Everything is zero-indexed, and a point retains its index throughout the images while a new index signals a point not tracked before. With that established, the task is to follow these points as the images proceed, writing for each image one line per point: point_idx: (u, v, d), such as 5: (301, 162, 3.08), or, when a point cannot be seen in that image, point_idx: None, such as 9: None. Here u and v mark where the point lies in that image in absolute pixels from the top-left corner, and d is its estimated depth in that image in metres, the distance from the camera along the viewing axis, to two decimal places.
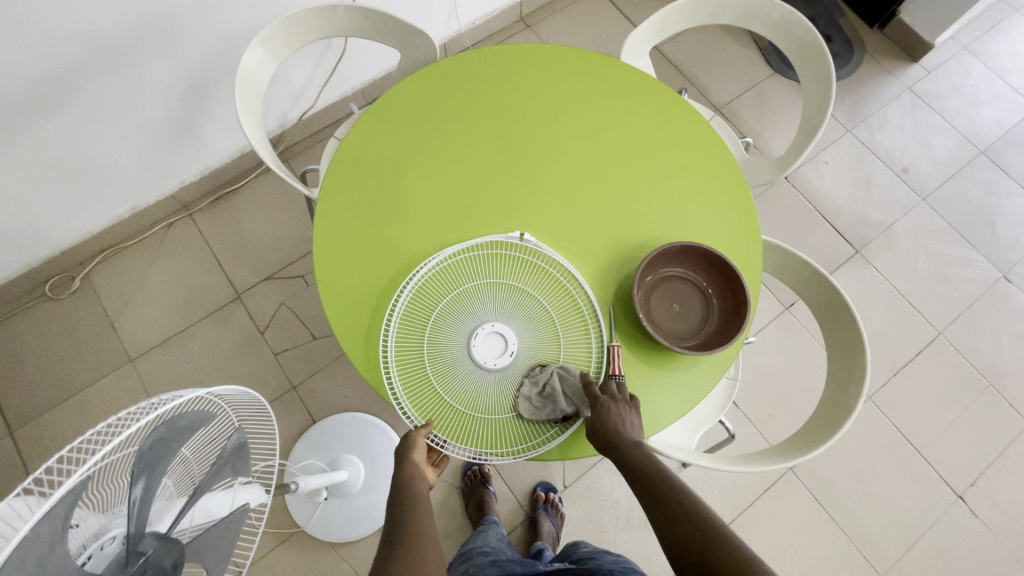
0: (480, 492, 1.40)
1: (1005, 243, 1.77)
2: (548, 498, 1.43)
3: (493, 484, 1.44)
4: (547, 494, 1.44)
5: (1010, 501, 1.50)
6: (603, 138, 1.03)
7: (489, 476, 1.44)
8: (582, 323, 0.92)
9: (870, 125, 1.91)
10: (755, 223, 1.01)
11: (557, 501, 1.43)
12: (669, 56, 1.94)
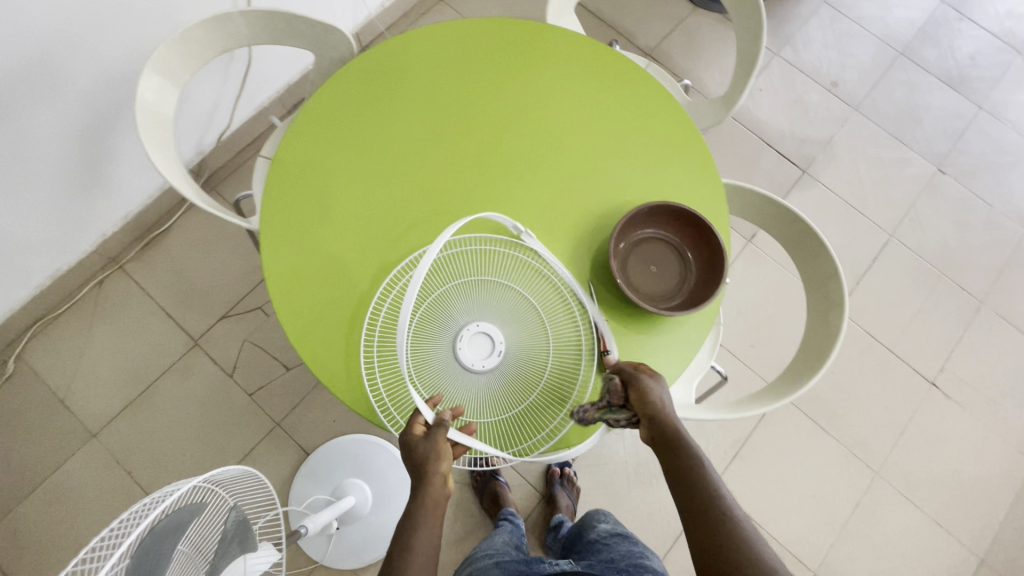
0: (492, 485, 1.39)
1: (935, 138, 1.85)
2: (564, 473, 1.43)
3: (503, 474, 1.44)
4: (564, 469, 1.44)
5: (976, 377, 1.61)
6: (553, 110, 0.99)
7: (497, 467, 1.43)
8: (565, 306, 0.90)
9: (795, 45, 1.93)
10: (716, 177, 0.99)
11: (573, 475, 1.43)
12: (590, 7, 1.88)
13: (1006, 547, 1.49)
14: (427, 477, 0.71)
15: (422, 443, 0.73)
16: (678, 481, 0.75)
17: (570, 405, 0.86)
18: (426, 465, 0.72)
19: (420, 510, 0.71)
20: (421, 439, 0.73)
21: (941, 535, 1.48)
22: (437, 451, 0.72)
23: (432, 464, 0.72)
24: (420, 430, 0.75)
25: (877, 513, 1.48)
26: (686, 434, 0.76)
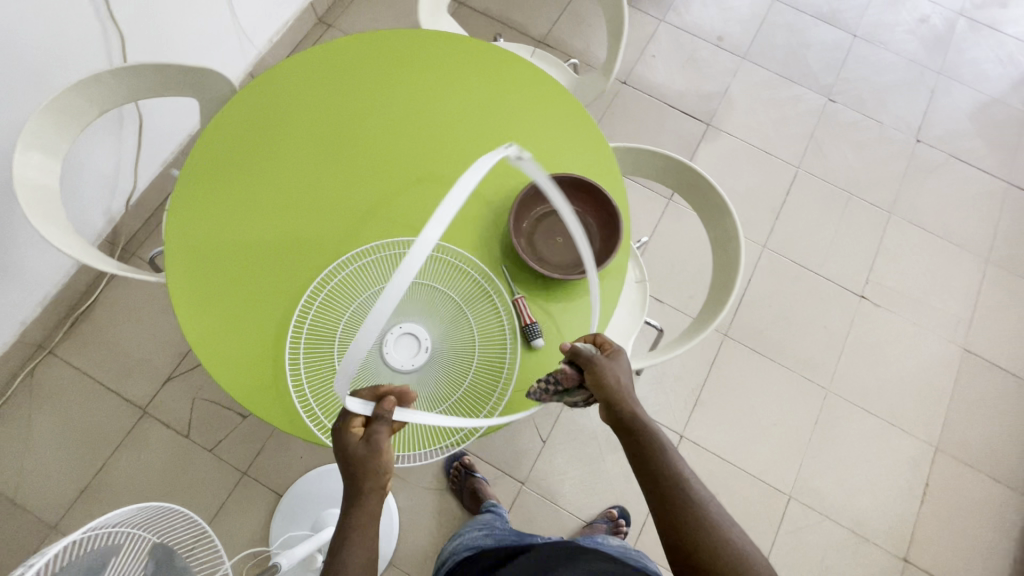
0: (470, 483, 1.41)
1: (820, 71, 1.97)
2: (617, 519, 1.43)
3: (479, 471, 1.45)
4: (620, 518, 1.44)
5: (899, 282, 1.72)
6: (440, 110, 1.02)
7: (471, 465, 1.44)
8: (481, 292, 0.93)
9: (677, 8, 2.03)
10: (606, 146, 1.04)
11: (622, 522, 1.42)
12: (477, 8, 1.94)
13: (957, 431, 1.58)
14: (366, 477, 0.72)
15: (363, 441, 0.73)
16: (639, 458, 0.77)
17: (503, 388, 0.88)
18: (365, 465, 0.72)
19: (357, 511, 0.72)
20: (362, 438, 0.73)
21: (897, 434, 1.57)
22: (377, 456, 0.72)
23: (370, 465, 0.72)
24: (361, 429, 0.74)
25: (836, 427, 1.56)
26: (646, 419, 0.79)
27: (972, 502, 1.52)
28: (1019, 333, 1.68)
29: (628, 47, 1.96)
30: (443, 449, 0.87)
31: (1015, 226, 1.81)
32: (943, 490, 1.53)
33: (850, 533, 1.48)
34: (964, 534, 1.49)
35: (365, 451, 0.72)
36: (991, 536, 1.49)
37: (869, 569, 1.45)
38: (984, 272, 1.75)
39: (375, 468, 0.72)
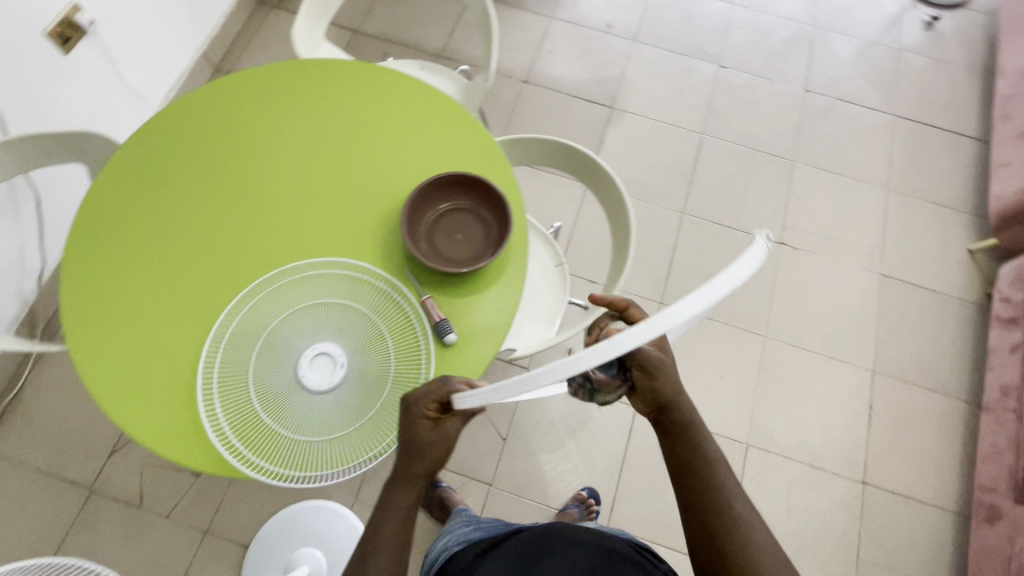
0: (437, 494, 1.41)
1: (707, 40, 2.08)
2: (586, 498, 1.45)
3: (445, 480, 1.46)
4: (589, 497, 1.45)
5: (813, 223, 1.81)
6: (323, 131, 1.04)
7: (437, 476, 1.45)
8: (389, 298, 0.94)
9: (565, 4, 2.11)
10: (491, 139, 1.07)
11: (594, 504, 1.44)
12: (373, 34, 1.99)
13: (890, 352, 1.67)
14: (417, 460, 0.77)
15: (434, 424, 0.76)
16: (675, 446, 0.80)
17: None
18: (428, 452, 0.77)
19: (405, 483, 0.79)
20: (436, 425, 0.76)
21: (835, 366, 1.64)
22: (436, 441, 0.77)
23: (432, 453, 0.77)
24: (432, 414, 0.76)
25: (778, 370, 1.63)
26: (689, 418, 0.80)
27: (915, 416, 1.60)
28: (928, 252, 1.79)
29: (524, 48, 2.03)
30: (366, 463, 0.84)
31: (908, 154, 1.93)
32: (886, 409, 1.60)
33: (809, 468, 1.53)
34: (914, 447, 1.57)
35: (435, 442, 0.77)
36: (938, 445, 1.57)
37: (831, 498, 1.51)
38: (887, 201, 1.86)
39: (435, 456, 0.78)
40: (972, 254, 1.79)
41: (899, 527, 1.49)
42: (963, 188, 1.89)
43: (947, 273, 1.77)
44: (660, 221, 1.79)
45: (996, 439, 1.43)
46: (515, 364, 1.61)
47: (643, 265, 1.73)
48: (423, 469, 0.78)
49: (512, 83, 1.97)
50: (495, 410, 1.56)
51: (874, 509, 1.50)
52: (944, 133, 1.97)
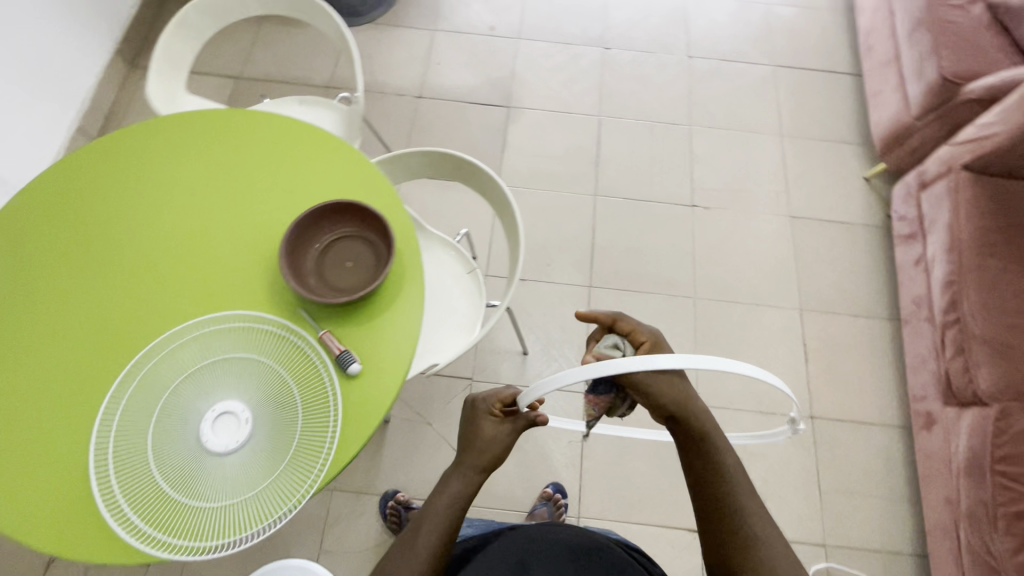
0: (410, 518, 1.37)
1: (587, 26, 2.13)
2: (553, 495, 1.44)
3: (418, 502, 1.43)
4: (556, 492, 1.45)
5: (719, 181, 1.88)
6: (196, 186, 1.03)
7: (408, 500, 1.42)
8: (286, 341, 0.91)
9: (445, 15, 2.13)
10: (366, 159, 1.06)
11: (562, 500, 1.44)
12: (256, 76, 1.95)
13: (812, 287, 1.74)
14: (474, 451, 0.84)
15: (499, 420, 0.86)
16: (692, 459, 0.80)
17: (335, 424, 0.85)
18: (491, 449, 0.84)
19: (455, 477, 0.84)
20: (500, 423, 0.86)
21: (765, 311, 1.70)
22: (495, 440, 0.85)
23: (493, 449, 0.85)
24: (497, 412, 0.87)
25: (713, 327, 1.67)
26: (709, 433, 0.79)
27: (846, 342, 1.67)
28: (829, 186, 1.88)
29: (412, 64, 2.03)
30: (285, 514, 0.80)
31: (793, 99, 2.03)
32: (819, 342, 1.67)
33: (759, 414, 1.57)
34: (851, 372, 1.63)
35: (496, 441, 0.85)
36: (872, 365, 1.64)
37: (785, 438, 1.55)
38: (783, 146, 1.94)
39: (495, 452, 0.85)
40: (868, 180, 1.89)
41: (852, 451, 1.54)
42: (848, 121, 1.99)
43: (849, 202, 1.86)
44: (575, 207, 1.82)
45: (919, 349, 1.50)
46: (459, 377, 1.60)
47: (566, 253, 1.76)
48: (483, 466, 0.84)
49: (407, 100, 1.97)
50: (447, 427, 1.54)
51: (827, 441, 1.55)
52: (822, 73, 2.08)
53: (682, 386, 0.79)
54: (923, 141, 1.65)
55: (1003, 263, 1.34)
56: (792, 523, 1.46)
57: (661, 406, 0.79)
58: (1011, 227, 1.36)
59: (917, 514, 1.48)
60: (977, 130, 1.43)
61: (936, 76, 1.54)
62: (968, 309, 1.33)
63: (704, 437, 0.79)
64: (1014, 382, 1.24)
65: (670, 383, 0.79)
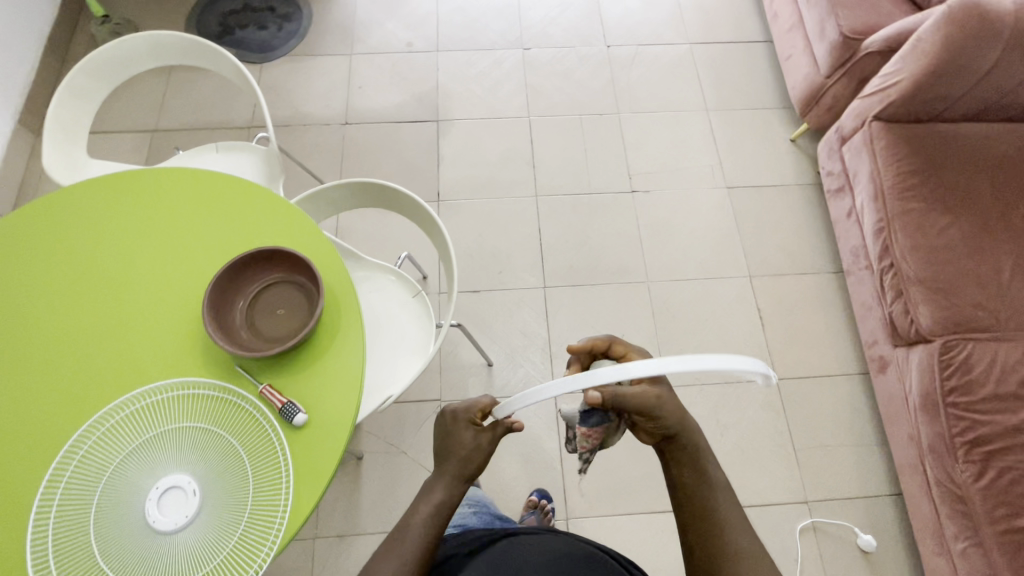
0: None
1: (504, 29, 2.13)
2: (539, 502, 1.43)
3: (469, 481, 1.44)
4: (541, 499, 1.44)
5: (654, 163, 1.91)
6: (111, 254, 0.98)
7: None
8: (224, 401, 0.88)
9: (360, 38, 2.10)
10: (286, 200, 1.03)
11: (548, 505, 1.42)
12: (173, 126, 1.88)
13: (758, 253, 1.78)
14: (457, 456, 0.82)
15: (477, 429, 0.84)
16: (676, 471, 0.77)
17: (289, 479, 0.83)
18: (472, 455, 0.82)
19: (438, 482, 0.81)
20: (479, 433, 0.83)
21: (717, 284, 1.73)
22: (480, 445, 0.83)
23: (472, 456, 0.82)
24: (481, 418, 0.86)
25: (669, 308, 1.70)
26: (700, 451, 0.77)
27: (798, 301, 1.71)
28: (759, 153, 1.93)
29: (334, 91, 2.00)
30: None
31: (713, 73, 2.07)
32: (773, 305, 1.70)
33: (726, 385, 1.60)
34: (807, 330, 1.67)
35: (476, 449, 0.83)
36: (826, 319, 1.69)
37: (755, 404, 1.58)
38: (710, 120, 1.99)
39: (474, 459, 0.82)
40: (795, 141, 1.95)
41: (819, 406, 1.58)
42: (768, 87, 2.05)
43: (781, 165, 1.91)
44: (518, 210, 1.82)
45: (864, 297, 1.55)
46: (427, 400, 1.57)
47: (516, 258, 1.75)
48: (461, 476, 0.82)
49: (333, 128, 1.93)
50: (423, 453, 1.52)
51: (793, 399, 1.59)
52: (736, 44, 2.13)
53: (681, 407, 0.76)
54: (836, 97, 1.71)
55: (925, 204, 1.39)
56: (773, 486, 1.49)
57: (662, 428, 0.75)
58: (927, 169, 1.42)
59: (888, 456, 1.53)
60: (881, 81, 1.49)
61: (837, 34, 1.60)
62: (899, 253, 1.38)
63: (697, 454, 0.76)
64: (951, 316, 1.29)
65: (674, 406, 0.75)
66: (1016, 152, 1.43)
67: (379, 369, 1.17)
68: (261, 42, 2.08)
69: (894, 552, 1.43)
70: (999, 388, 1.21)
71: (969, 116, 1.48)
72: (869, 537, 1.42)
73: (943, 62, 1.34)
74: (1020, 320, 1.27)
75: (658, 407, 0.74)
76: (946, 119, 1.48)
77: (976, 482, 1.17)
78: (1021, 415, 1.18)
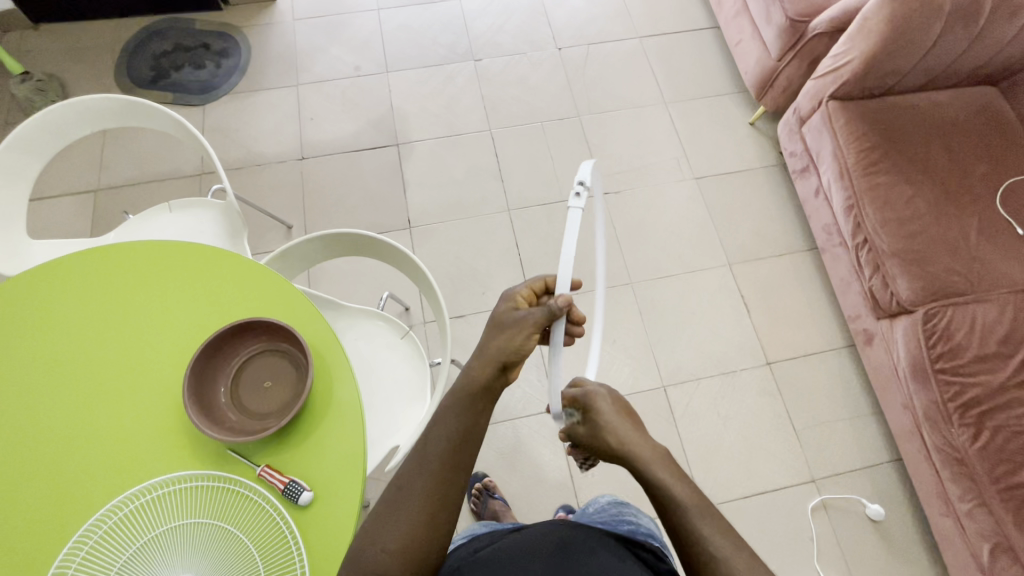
0: (491, 504, 1.41)
1: (454, 42, 2.09)
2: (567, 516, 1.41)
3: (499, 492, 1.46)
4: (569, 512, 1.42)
5: (622, 162, 1.90)
6: (76, 345, 0.90)
7: (491, 485, 1.46)
8: (222, 490, 0.82)
9: (304, 67, 2.02)
10: (257, 262, 0.97)
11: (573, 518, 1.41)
12: (117, 183, 1.77)
13: (734, 240, 1.79)
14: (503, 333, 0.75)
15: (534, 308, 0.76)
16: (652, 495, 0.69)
17: (303, 564, 0.78)
18: (516, 335, 0.74)
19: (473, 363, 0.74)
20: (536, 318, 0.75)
21: (700, 276, 1.74)
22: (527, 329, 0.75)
23: (523, 340, 0.74)
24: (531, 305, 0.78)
25: (657, 306, 1.69)
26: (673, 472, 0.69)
27: (779, 283, 1.74)
28: (721, 139, 1.95)
29: (284, 126, 1.91)
30: None
31: (666, 65, 2.08)
32: (756, 290, 1.72)
33: (722, 376, 1.61)
34: (791, 310, 1.70)
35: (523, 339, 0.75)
36: (807, 297, 1.72)
37: (752, 391, 1.60)
38: (670, 113, 1.99)
39: (521, 346, 0.74)
40: (754, 124, 1.97)
41: (813, 384, 1.61)
42: (721, 73, 2.07)
43: (744, 150, 1.93)
44: (493, 227, 1.78)
45: (842, 272, 1.59)
46: None
47: (497, 276, 1.72)
48: (500, 364, 0.74)
49: (290, 165, 1.85)
50: None
51: (788, 381, 1.61)
52: (685, 33, 2.14)
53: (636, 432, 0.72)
54: (789, 79, 1.73)
55: (890, 178, 1.43)
56: (780, 470, 1.51)
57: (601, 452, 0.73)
58: (887, 143, 1.45)
59: (883, 424, 1.57)
60: (832, 61, 1.51)
61: (785, 18, 1.62)
62: (871, 228, 1.41)
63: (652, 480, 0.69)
64: (928, 285, 1.32)
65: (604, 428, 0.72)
66: (966, 117, 1.48)
67: (377, 419, 1.12)
68: (201, 83, 1.98)
69: (902, 517, 1.47)
70: (982, 349, 1.25)
71: (918, 86, 1.52)
72: (877, 505, 1.46)
73: (891, 39, 1.37)
74: (992, 280, 1.31)
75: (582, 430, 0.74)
76: (897, 92, 1.53)
77: (974, 444, 1.21)
78: (1007, 373, 1.22)
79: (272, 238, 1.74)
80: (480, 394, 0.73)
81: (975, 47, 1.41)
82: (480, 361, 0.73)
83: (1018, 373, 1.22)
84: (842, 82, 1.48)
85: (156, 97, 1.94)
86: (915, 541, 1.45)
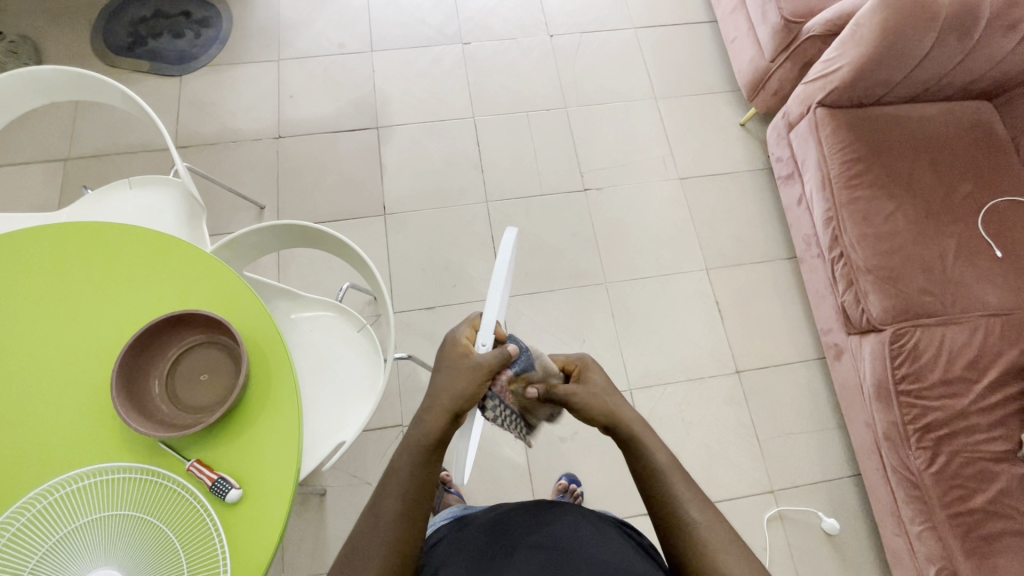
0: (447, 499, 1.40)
1: (442, 23, 2.02)
2: (568, 487, 1.43)
3: (456, 487, 1.45)
4: (570, 483, 1.43)
5: (606, 158, 1.86)
6: (11, 323, 0.88)
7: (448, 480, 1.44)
8: (148, 486, 0.81)
9: (286, 42, 1.96)
10: (200, 248, 0.95)
11: (578, 488, 1.42)
12: (87, 153, 1.73)
13: (713, 243, 1.76)
14: (460, 389, 0.74)
15: (482, 351, 0.78)
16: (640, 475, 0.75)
17: (225, 560, 0.77)
18: (462, 377, 0.75)
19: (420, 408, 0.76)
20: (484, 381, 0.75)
21: (677, 278, 1.72)
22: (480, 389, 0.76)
23: (472, 386, 0.75)
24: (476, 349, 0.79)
25: (629, 307, 1.67)
26: (655, 449, 0.75)
27: (755, 291, 1.71)
28: (710, 140, 1.90)
29: (263, 101, 1.87)
30: None
31: (660, 59, 2.02)
32: (730, 297, 1.70)
33: (691, 382, 1.59)
34: (764, 319, 1.68)
35: (472, 384, 0.75)
36: (783, 307, 1.70)
37: (719, 399, 1.58)
38: (661, 109, 1.94)
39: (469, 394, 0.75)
40: (744, 125, 1.93)
41: (779, 397, 1.60)
42: (716, 70, 2.01)
43: (731, 151, 1.89)
44: (469, 218, 1.75)
45: (818, 284, 1.56)
46: (388, 426, 1.52)
47: (471, 269, 1.69)
48: (452, 414, 0.75)
49: (266, 144, 1.81)
50: None
51: (756, 392, 1.60)
52: (682, 27, 2.08)
53: (613, 398, 0.81)
54: (781, 82, 1.67)
55: (872, 192, 1.39)
56: (741, 480, 1.50)
57: (592, 417, 0.79)
58: (872, 156, 1.41)
59: (846, 439, 1.56)
60: (822, 67, 1.46)
61: (779, 18, 1.56)
62: (848, 242, 1.38)
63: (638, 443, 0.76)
64: (900, 304, 1.30)
65: (595, 394, 0.80)
66: (955, 133, 1.44)
67: (328, 412, 1.11)
68: (179, 52, 1.92)
69: (856, 532, 1.47)
70: (947, 373, 1.23)
71: (909, 98, 1.48)
72: (833, 520, 1.46)
73: (881, 49, 1.32)
74: (965, 303, 1.28)
75: (577, 395, 0.80)
76: (887, 102, 1.48)
77: (929, 468, 1.20)
78: (969, 398, 1.21)
79: (243, 218, 1.71)
80: (433, 448, 0.74)
81: (970, 60, 1.36)
82: (432, 416, 0.74)
83: (982, 400, 1.20)
84: (831, 90, 1.44)
85: (133, 66, 1.89)
86: (867, 555, 1.45)
